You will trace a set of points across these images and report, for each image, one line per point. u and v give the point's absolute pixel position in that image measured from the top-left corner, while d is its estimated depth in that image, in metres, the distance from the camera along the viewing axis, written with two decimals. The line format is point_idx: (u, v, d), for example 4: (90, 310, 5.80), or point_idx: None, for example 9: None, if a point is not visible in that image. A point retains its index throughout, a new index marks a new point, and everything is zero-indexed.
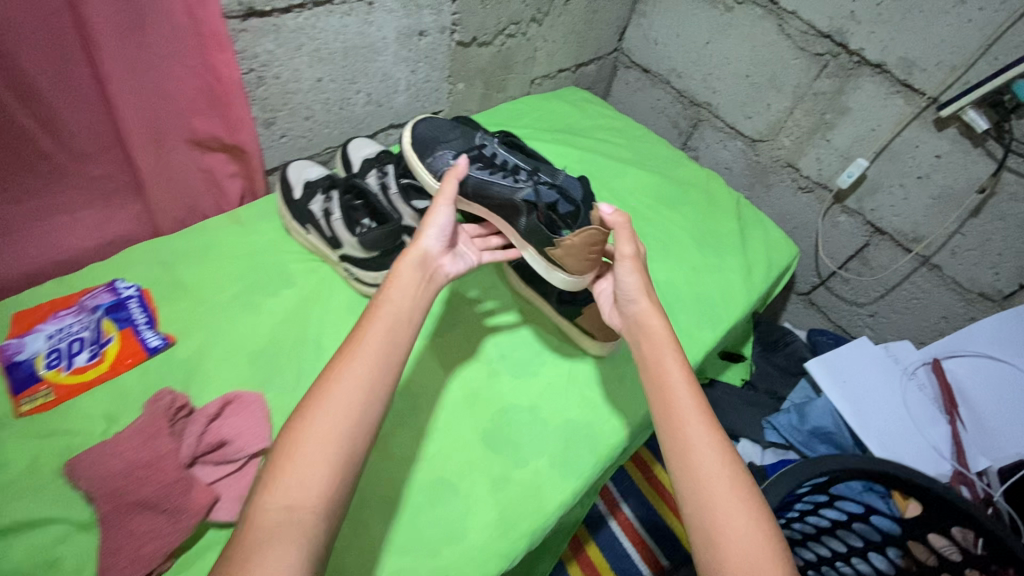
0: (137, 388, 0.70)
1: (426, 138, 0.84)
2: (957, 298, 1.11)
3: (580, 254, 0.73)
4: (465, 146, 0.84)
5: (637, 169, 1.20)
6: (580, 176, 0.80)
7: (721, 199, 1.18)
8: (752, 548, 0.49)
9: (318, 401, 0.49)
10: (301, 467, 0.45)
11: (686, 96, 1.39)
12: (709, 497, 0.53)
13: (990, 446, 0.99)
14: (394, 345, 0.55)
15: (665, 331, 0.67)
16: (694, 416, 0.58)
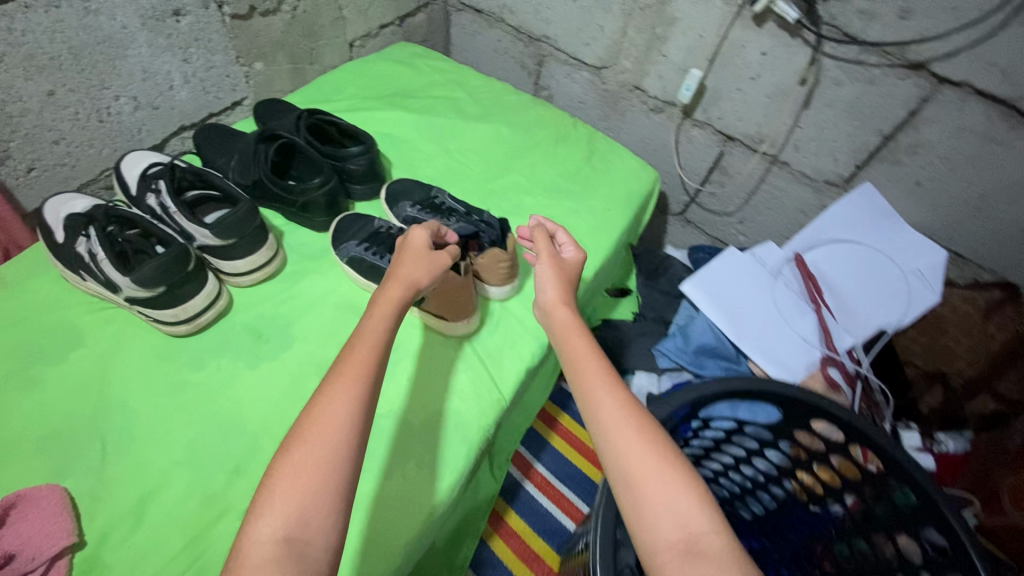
0: None
1: (396, 194, 0.90)
2: (808, 191, 1.13)
3: (492, 269, 0.79)
4: (424, 197, 0.89)
5: (479, 122, 1.11)
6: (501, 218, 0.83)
7: (571, 138, 1.13)
8: (675, 504, 0.48)
9: (288, 464, 0.48)
10: (274, 534, 0.44)
11: (524, 32, 1.30)
12: (625, 469, 0.51)
13: (854, 324, 1.05)
14: (369, 394, 0.53)
15: (572, 316, 0.67)
16: (607, 391, 0.57)
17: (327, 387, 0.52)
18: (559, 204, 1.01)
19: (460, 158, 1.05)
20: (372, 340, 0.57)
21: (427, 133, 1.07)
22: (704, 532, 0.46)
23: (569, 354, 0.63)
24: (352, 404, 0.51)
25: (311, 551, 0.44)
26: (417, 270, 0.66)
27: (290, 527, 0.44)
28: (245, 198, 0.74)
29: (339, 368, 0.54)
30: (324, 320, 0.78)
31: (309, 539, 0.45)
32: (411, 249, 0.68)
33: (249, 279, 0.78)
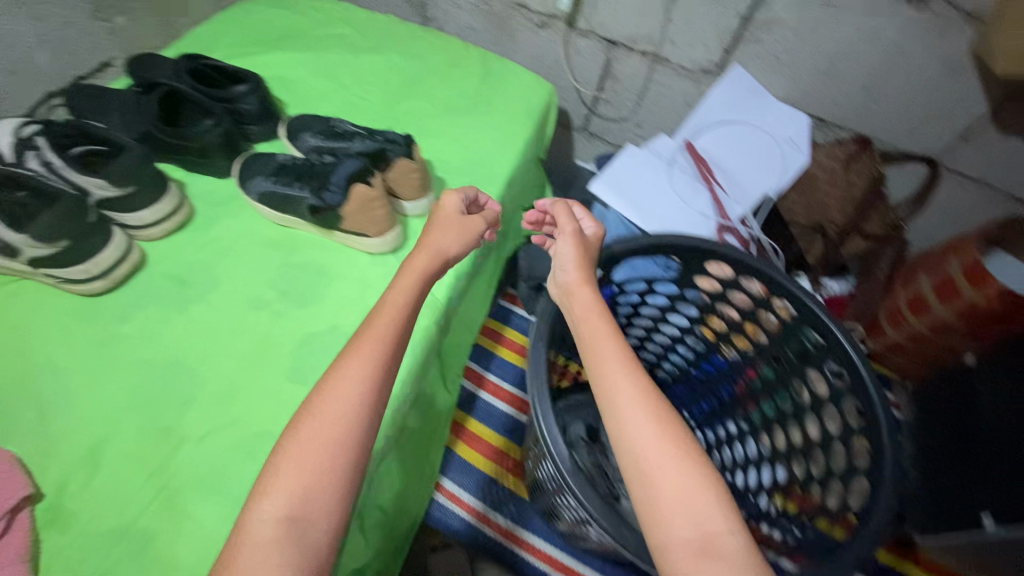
0: None
1: (297, 128, 0.90)
2: (689, 83, 1.22)
3: (404, 181, 0.82)
4: (323, 126, 0.89)
5: (371, 54, 1.11)
6: (405, 133, 0.86)
7: (464, 59, 1.15)
8: (696, 506, 0.52)
9: (295, 448, 0.52)
10: (277, 513, 0.49)
11: None
12: (646, 466, 0.54)
13: (741, 195, 1.18)
14: (380, 369, 0.58)
15: (593, 297, 0.67)
16: (630, 388, 0.58)
17: (334, 370, 0.56)
18: (462, 123, 1.05)
19: (357, 92, 1.05)
20: (378, 337, 0.59)
21: (319, 72, 1.06)
22: (719, 534, 0.50)
23: (589, 340, 0.63)
24: (359, 388, 0.56)
25: (312, 531, 0.49)
26: (446, 240, 0.70)
27: (292, 510, 0.49)
28: (132, 144, 0.73)
29: (351, 351, 0.57)
30: (246, 259, 0.79)
31: (311, 518, 0.50)
32: (447, 218, 0.72)
33: (158, 230, 0.77)
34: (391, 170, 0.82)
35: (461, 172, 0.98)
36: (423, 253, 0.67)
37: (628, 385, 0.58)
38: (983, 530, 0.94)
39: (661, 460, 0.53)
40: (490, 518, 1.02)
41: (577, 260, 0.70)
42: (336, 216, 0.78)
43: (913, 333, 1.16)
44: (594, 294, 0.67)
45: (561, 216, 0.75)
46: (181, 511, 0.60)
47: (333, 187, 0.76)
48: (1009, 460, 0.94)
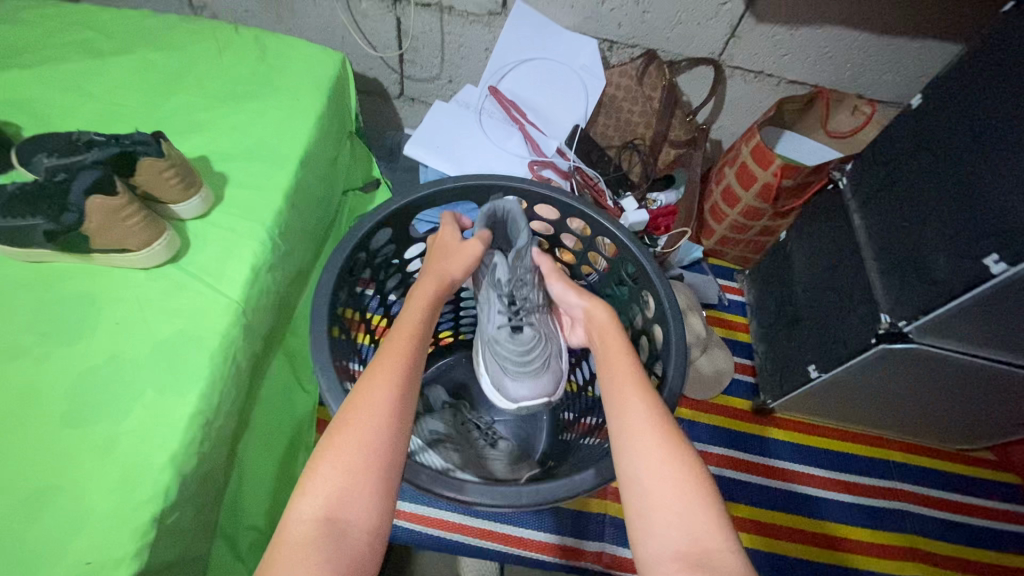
0: None
1: (29, 148, 0.79)
2: (482, 29, 1.19)
3: (158, 183, 0.75)
4: (62, 143, 0.78)
5: (120, 57, 1.00)
6: (157, 132, 0.78)
7: (235, 44, 1.06)
8: (688, 515, 0.54)
9: (333, 444, 0.56)
10: (315, 514, 0.52)
11: None
12: (646, 474, 0.57)
13: (556, 129, 1.23)
14: (403, 389, 0.61)
15: (613, 320, 0.75)
16: (637, 393, 0.64)
17: (371, 371, 0.62)
18: (239, 111, 0.97)
19: (106, 102, 0.94)
20: (404, 349, 0.65)
21: (56, 86, 0.95)
22: (715, 549, 0.52)
23: (608, 350, 0.71)
24: (392, 394, 0.60)
25: (350, 528, 0.52)
26: (453, 261, 0.77)
27: (331, 509, 0.52)
28: None
29: (387, 349, 0.64)
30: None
31: (351, 518, 0.53)
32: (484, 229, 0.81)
33: None
34: (139, 173, 0.75)
35: (244, 164, 0.91)
36: (430, 276, 0.74)
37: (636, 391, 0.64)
38: (810, 379, 1.07)
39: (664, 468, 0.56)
40: None
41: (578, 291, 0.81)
42: (81, 237, 0.70)
43: (734, 223, 1.26)
44: (609, 313, 0.76)
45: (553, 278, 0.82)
46: None
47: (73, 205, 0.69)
48: (821, 314, 1.06)
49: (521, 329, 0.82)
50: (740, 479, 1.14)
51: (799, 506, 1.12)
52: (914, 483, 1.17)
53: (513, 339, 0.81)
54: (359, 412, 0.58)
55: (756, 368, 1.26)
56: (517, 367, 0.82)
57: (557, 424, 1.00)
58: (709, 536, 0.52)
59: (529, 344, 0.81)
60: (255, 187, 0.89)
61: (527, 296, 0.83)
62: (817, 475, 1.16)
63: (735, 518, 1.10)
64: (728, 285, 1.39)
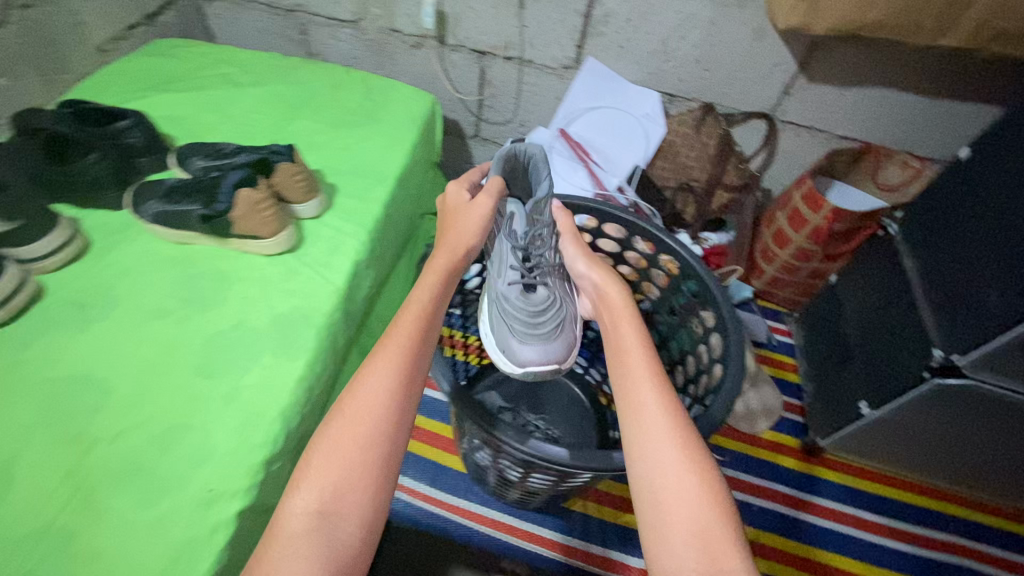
0: None
1: (185, 153, 0.97)
2: (556, 79, 1.36)
3: (290, 183, 0.90)
4: (211, 150, 0.96)
5: (254, 88, 1.20)
6: (288, 145, 0.95)
7: (348, 83, 1.25)
8: (699, 528, 0.54)
9: (329, 439, 0.57)
10: (308, 509, 0.54)
11: (276, 6, 1.38)
12: (657, 480, 0.58)
13: (616, 168, 1.33)
14: (402, 378, 0.61)
15: (622, 297, 0.76)
16: (649, 399, 0.63)
17: (370, 364, 0.62)
18: (349, 135, 1.14)
19: (241, 122, 1.12)
20: (405, 339, 0.64)
21: (203, 107, 1.14)
22: (731, 569, 0.52)
23: (618, 350, 0.70)
24: (389, 386, 0.60)
25: (343, 523, 0.54)
26: (465, 218, 0.77)
27: (324, 505, 0.54)
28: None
29: (386, 342, 0.64)
30: (149, 276, 0.84)
31: (342, 514, 0.54)
32: (496, 179, 0.82)
33: (55, 262, 0.82)
34: (276, 176, 0.90)
35: (351, 178, 1.05)
36: (445, 251, 0.75)
37: (649, 397, 0.63)
38: (862, 416, 1.08)
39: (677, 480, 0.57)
40: (430, 494, 1.08)
41: (589, 262, 0.81)
42: (226, 222, 0.84)
43: (785, 264, 1.32)
44: (625, 300, 0.76)
45: (568, 246, 0.83)
46: (99, 509, 0.63)
47: (225, 196, 0.84)
48: (872, 352, 1.08)
49: (535, 288, 0.85)
50: (787, 514, 1.14)
51: (848, 547, 1.11)
52: (969, 538, 1.15)
53: (529, 296, 0.84)
54: (353, 407, 0.59)
55: (804, 408, 1.28)
56: (525, 328, 0.82)
57: (605, 439, 1.06)
58: (726, 557, 0.52)
59: (541, 304, 0.83)
60: (360, 197, 1.02)
61: (541, 256, 0.85)
62: (867, 518, 1.15)
63: (782, 552, 1.10)
64: (776, 327, 1.44)
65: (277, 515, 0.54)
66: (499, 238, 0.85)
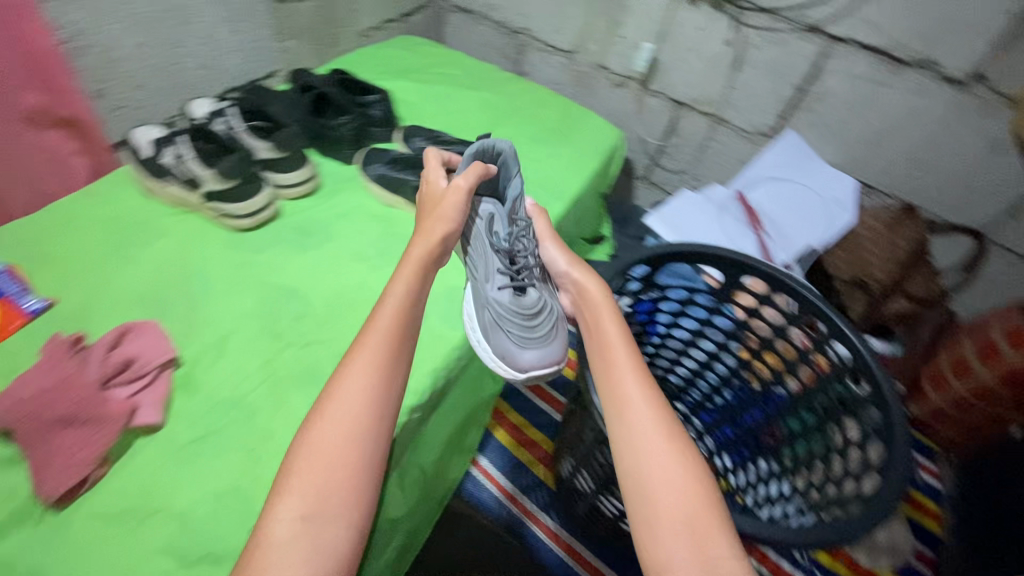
0: (31, 342, 0.76)
1: (410, 131, 1.13)
2: (747, 143, 1.35)
3: None
4: (432, 134, 1.12)
5: (472, 92, 1.35)
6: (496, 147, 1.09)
7: (550, 105, 1.36)
8: (695, 527, 0.52)
9: (312, 443, 0.53)
10: (291, 516, 0.50)
11: (506, 26, 1.54)
12: (652, 484, 0.55)
13: (787, 245, 1.27)
14: (379, 372, 0.57)
15: (601, 291, 0.71)
16: (636, 414, 0.59)
17: (348, 360, 0.58)
18: (542, 149, 1.23)
19: (454, 118, 1.27)
20: (379, 329, 0.60)
21: (427, 98, 1.30)
22: (723, 558, 0.50)
23: (603, 371, 0.64)
24: (370, 380, 0.57)
25: (330, 530, 0.50)
26: (448, 205, 0.72)
27: (307, 509, 0.50)
28: (265, 145, 0.95)
29: (362, 335, 0.60)
30: (356, 225, 0.98)
31: (330, 519, 0.50)
32: (477, 165, 0.77)
33: (294, 192, 0.98)
34: None
35: (534, 187, 1.14)
36: (450, 220, 0.71)
37: (635, 412, 0.59)
38: None
39: (667, 473, 0.55)
40: (516, 498, 1.10)
41: (571, 261, 0.78)
42: None
43: (958, 398, 1.17)
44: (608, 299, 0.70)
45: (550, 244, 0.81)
46: (277, 401, 0.74)
47: None
48: None
49: (527, 290, 0.81)
50: None
51: None
52: None
53: (520, 299, 0.80)
54: (336, 405, 0.55)
55: (941, 563, 1.11)
56: (523, 332, 0.79)
57: None
58: (715, 543, 0.51)
59: (535, 304, 0.80)
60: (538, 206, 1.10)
61: (526, 253, 0.82)
62: None
63: None
64: (924, 463, 1.27)
65: (261, 522, 0.50)
66: (478, 242, 0.82)
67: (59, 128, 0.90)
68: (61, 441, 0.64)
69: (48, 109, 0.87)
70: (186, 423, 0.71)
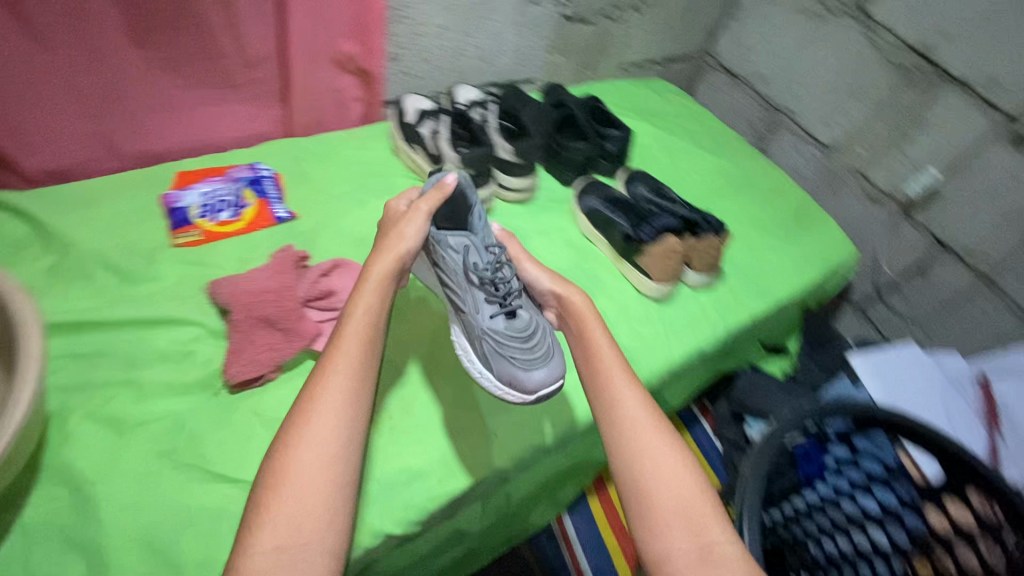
0: (265, 243, 0.87)
1: (635, 175, 1.11)
2: (1014, 320, 1.11)
3: (701, 253, 0.95)
4: (656, 186, 1.08)
5: (707, 155, 1.28)
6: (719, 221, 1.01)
7: (786, 196, 1.24)
8: (702, 529, 0.51)
9: (286, 465, 0.48)
10: (268, 547, 0.45)
11: (767, 100, 1.44)
12: (651, 492, 0.54)
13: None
14: (349, 381, 0.52)
15: (587, 303, 0.69)
16: (640, 436, 0.56)
17: (321, 372, 0.53)
18: (762, 239, 1.13)
19: (681, 175, 1.21)
20: (355, 330, 0.56)
21: (661, 147, 1.26)
22: (722, 547, 0.50)
23: (597, 388, 0.61)
24: (341, 397, 0.51)
25: (307, 555, 0.45)
26: (409, 225, 0.64)
27: (285, 537, 0.45)
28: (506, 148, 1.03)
29: (332, 347, 0.55)
30: (552, 248, 0.98)
31: (308, 543, 0.45)
32: (435, 189, 0.68)
33: (512, 197, 1.01)
34: (695, 240, 0.96)
35: (741, 275, 1.04)
36: (407, 238, 0.63)
37: (643, 432, 0.56)
38: None
39: (670, 471, 0.54)
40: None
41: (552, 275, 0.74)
42: (637, 251, 0.94)
43: None
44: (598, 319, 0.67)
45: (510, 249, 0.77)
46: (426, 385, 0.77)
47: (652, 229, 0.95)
48: None
49: (516, 314, 0.70)
50: None
51: None
52: None
53: (511, 323, 0.69)
54: (316, 420, 0.50)
55: None
56: (525, 355, 0.68)
57: None
58: (712, 531, 0.51)
59: (528, 327, 0.69)
60: (737, 298, 1.00)
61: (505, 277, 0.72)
62: None
63: None
64: None
65: (236, 554, 0.45)
66: (455, 274, 0.70)
67: (354, 75, 1.01)
68: (258, 338, 0.73)
69: (354, 58, 0.97)
70: None
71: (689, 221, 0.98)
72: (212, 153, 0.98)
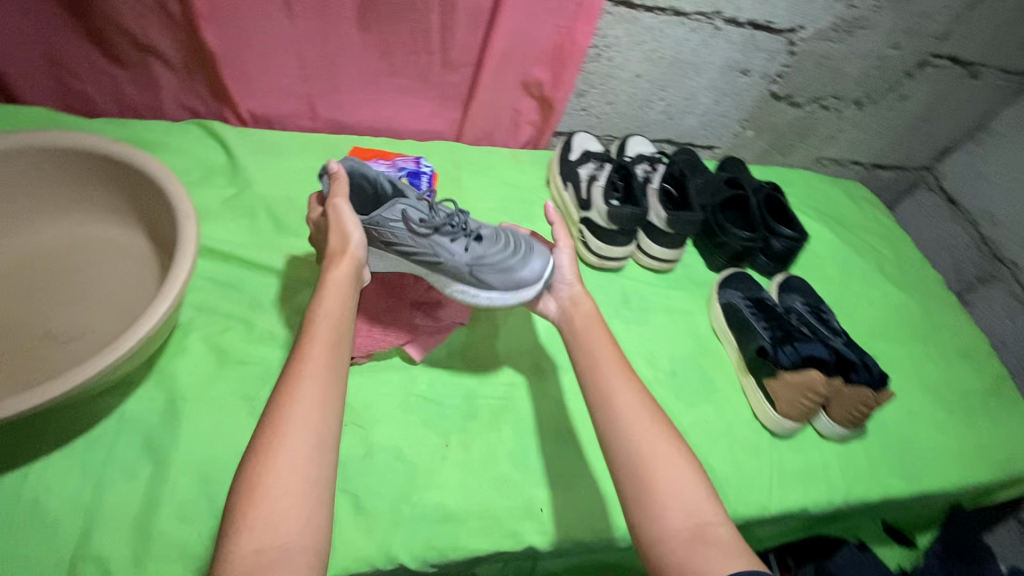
0: None
1: (794, 285, 0.98)
2: None
3: (848, 403, 0.79)
4: (816, 307, 0.94)
5: (889, 286, 1.09)
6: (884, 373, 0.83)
7: (977, 365, 1.02)
8: (688, 498, 0.52)
9: (269, 461, 0.45)
10: (247, 550, 0.42)
11: (990, 245, 1.20)
12: (646, 459, 0.54)
13: None
14: (326, 377, 0.51)
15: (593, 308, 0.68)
16: (628, 414, 0.57)
17: (296, 370, 0.51)
18: (930, 406, 0.93)
19: (849, 299, 1.05)
20: (335, 324, 0.55)
21: (835, 260, 1.10)
22: (712, 522, 0.51)
23: (590, 370, 0.62)
24: (313, 396, 0.49)
25: (292, 555, 0.42)
26: (336, 224, 0.61)
27: (263, 540, 0.42)
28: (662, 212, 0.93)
29: (303, 350, 0.52)
30: (673, 331, 0.90)
31: (289, 543, 0.43)
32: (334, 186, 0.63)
33: (647, 263, 0.95)
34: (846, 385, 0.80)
35: (886, 442, 0.86)
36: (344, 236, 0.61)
37: (630, 407, 0.58)
38: None
39: (660, 444, 0.55)
40: None
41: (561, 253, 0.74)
42: (768, 372, 0.82)
43: None
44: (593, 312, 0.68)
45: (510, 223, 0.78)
46: (495, 426, 0.74)
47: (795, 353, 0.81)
48: None
49: (482, 237, 0.70)
50: None
51: None
52: None
53: (483, 245, 0.69)
54: (297, 416, 0.48)
55: None
56: (503, 255, 0.69)
57: None
58: (704, 507, 0.52)
59: (492, 237, 0.70)
60: (874, 465, 0.84)
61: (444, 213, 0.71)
62: None
63: None
64: None
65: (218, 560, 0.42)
66: (412, 239, 0.67)
67: (536, 100, 1.01)
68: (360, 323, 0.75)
69: (541, 85, 0.98)
70: (430, 381, 0.76)
71: (845, 359, 0.82)
72: (387, 137, 1.05)
